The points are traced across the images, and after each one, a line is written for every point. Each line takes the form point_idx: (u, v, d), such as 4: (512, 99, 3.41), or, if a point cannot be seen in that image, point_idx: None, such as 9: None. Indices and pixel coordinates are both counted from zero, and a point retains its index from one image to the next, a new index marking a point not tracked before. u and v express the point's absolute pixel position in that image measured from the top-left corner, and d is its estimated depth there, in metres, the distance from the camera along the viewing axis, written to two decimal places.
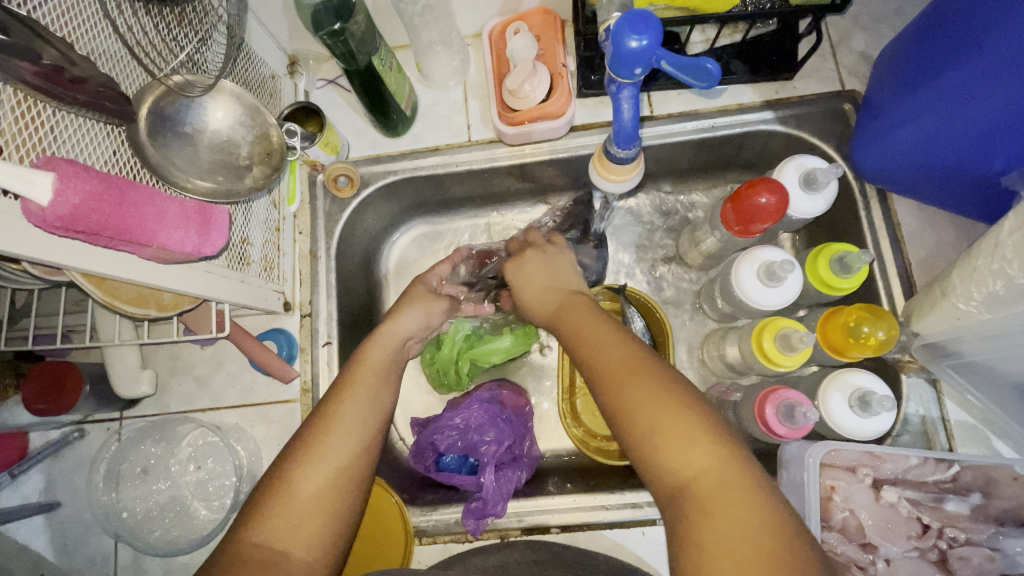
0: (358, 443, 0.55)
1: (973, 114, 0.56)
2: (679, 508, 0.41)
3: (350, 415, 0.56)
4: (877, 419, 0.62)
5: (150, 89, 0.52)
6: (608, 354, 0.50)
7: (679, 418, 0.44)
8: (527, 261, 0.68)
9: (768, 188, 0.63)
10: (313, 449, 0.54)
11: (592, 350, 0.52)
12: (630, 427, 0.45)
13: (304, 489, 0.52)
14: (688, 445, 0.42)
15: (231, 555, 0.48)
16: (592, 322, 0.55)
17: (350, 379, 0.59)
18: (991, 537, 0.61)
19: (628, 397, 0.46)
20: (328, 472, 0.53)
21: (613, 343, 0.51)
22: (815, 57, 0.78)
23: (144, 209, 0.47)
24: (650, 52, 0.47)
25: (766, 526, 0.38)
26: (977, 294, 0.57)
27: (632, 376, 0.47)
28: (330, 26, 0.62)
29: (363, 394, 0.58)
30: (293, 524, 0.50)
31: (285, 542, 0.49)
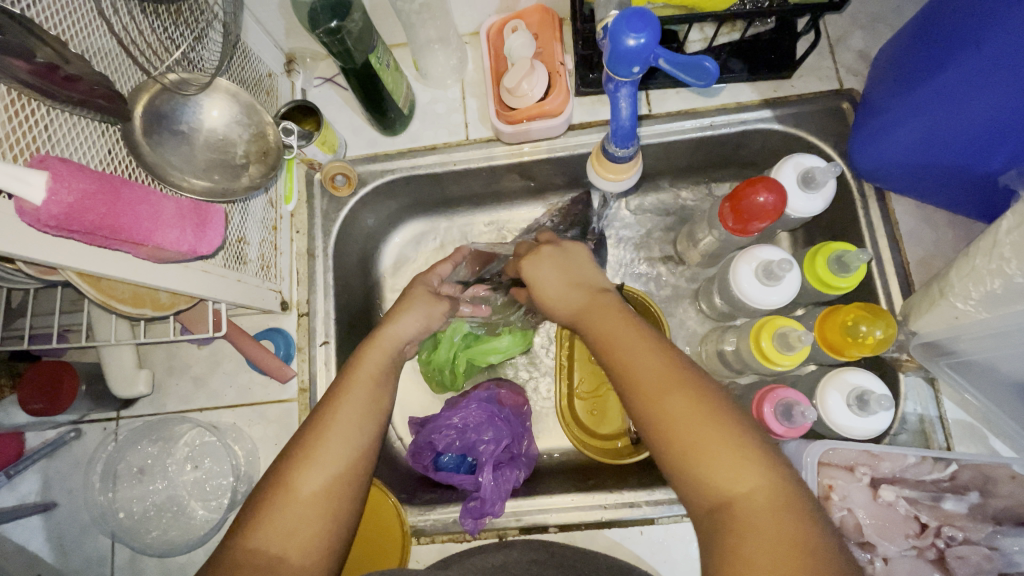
0: (355, 446, 0.57)
1: (973, 113, 0.56)
2: (718, 524, 0.42)
3: (347, 419, 0.57)
4: (874, 418, 0.62)
5: (145, 87, 0.52)
6: (644, 366, 0.51)
7: (722, 434, 0.45)
8: (546, 257, 0.67)
9: (766, 187, 0.63)
10: (309, 453, 0.55)
11: (627, 359, 0.52)
12: (671, 443, 0.46)
13: (301, 492, 0.53)
14: (731, 465, 0.43)
15: (229, 560, 0.49)
16: (624, 329, 0.55)
17: (347, 382, 0.60)
18: (989, 536, 0.61)
19: (669, 414, 0.47)
20: (325, 475, 0.54)
21: (648, 353, 0.51)
22: (813, 56, 0.78)
23: (139, 208, 0.47)
24: (649, 51, 0.46)
25: (806, 544, 0.39)
26: (975, 293, 0.57)
27: (672, 391, 0.48)
28: (327, 24, 0.61)
29: (359, 397, 0.59)
30: (289, 527, 0.51)
31: (283, 546, 0.50)
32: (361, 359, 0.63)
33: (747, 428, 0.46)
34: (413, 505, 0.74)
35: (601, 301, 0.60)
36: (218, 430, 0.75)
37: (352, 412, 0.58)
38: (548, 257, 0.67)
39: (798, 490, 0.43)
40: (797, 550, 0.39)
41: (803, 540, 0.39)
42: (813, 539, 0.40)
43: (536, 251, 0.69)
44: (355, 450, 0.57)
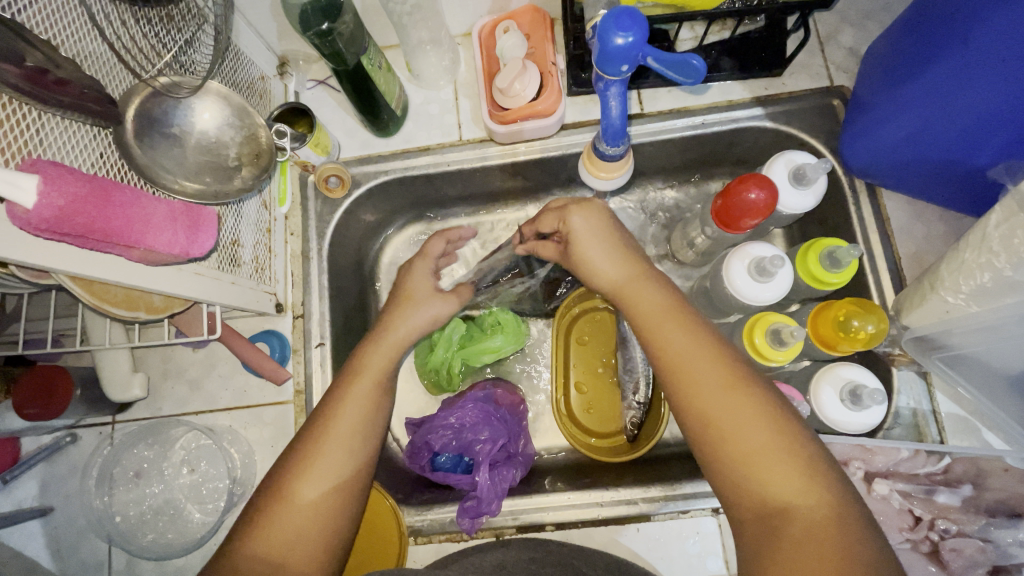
0: (354, 450, 0.57)
1: (961, 108, 0.56)
2: (768, 529, 0.43)
3: (348, 420, 0.58)
4: (868, 413, 0.62)
5: (136, 90, 0.52)
6: (705, 364, 0.50)
7: (781, 443, 0.45)
8: (587, 235, 0.64)
9: (757, 184, 0.63)
10: (307, 460, 0.55)
11: (685, 354, 0.52)
12: (729, 446, 0.47)
13: (298, 498, 0.53)
14: (791, 474, 0.44)
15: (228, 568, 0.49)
16: (681, 323, 0.54)
17: (347, 386, 0.60)
18: (982, 528, 0.61)
19: (732, 417, 0.47)
20: (322, 481, 0.54)
21: (708, 352, 0.51)
22: (804, 54, 0.78)
23: (130, 211, 0.47)
24: (637, 49, 0.46)
25: (859, 557, 0.39)
26: (965, 286, 0.57)
27: (735, 394, 0.48)
28: (319, 26, 0.61)
29: (357, 401, 0.59)
30: (287, 534, 0.51)
31: (281, 555, 0.50)
32: (361, 364, 0.62)
33: (807, 439, 0.46)
34: (410, 505, 0.74)
35: (654, 289, 0.59)
36: (214, 433, 0.75)
37: (351, 416, 0.58)
38: (587, 231, 0.64)
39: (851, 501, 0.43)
40: (851, 561, 0.39)
41: (858, 553, 0.40)
42: (866, 552, 0.40)
43: (579, 202, 0.66)
44: (354, 455, 0.57)
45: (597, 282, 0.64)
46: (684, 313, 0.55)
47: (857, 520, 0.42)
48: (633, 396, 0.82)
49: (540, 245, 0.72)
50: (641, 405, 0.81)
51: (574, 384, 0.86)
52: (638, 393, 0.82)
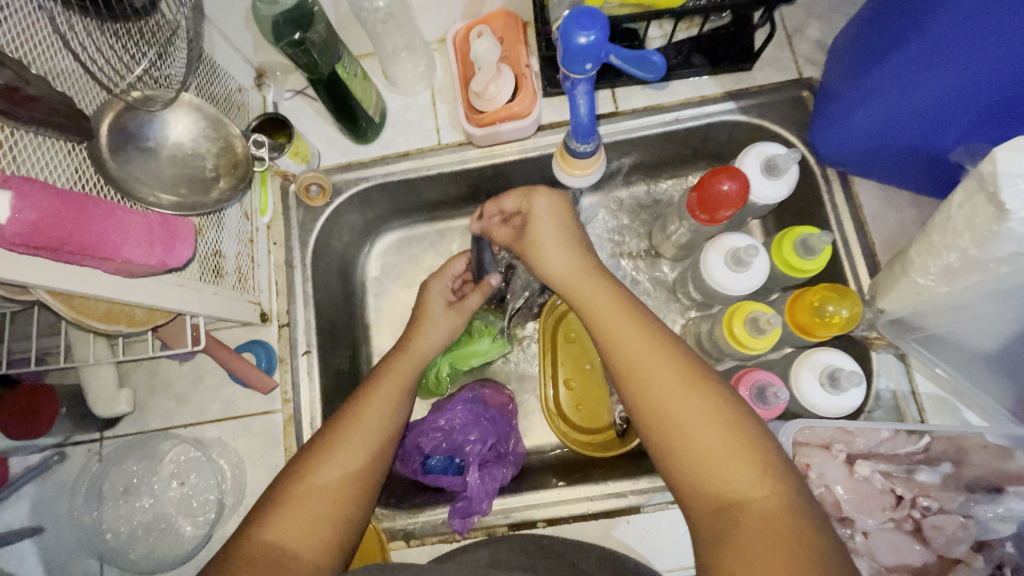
0: (376, 444, 0.59)
1: (926, 92, 0.58)
2: (725, 526, 0.44)
3: (371, 417, 0.60)
4: (847, 396, 0.63)
5: (109, 105, 0.53)
6: (657, 364, 0.52)
7: (732, 439, 0.47)
8: (543, 231, 0.67)
9: (729, 175, 0.65)
10: (331, 450, 0.57)
11: (637, 356, 0.53)
12: (684, 443, 0.48)
13: (319, 489, 0.54)
14: (743, 470, 0.45)
15: (242, 556, 0.49)
16: (633, 323, 0.56)
17: (371, 387, 0.63)
18: (963, 505, 0.62)
19: (685, 415, 0.49)
20: (343, 474, 0.56)
21: (659, 351, 0.53)
22: (772, 47, 0.80)
23: (104, 224, 0.48)
24: (599, 48, 0.47)
25: (812, 546, 0.40)
26: (933, 268, 0.59)
27: (687, 393, 0.50)
28: (291, 35, 0.63)
29: (381, 399, 0.62)
30: (303, 523, 0.52)
31: (295, 545, 0.51)
32: (386, 369, 0.67)
33: (759, 432, 0.48)
34: (399, 509, 0.74)
35: (604, 290, 0.60)
36: (203, 445, 0.75)
37: (375, 413, 0.61)
38: (543, 225, 0.67)
39: (804, 495, 0.45)
40: (804, 550, 0.40)
41: (811, 542, 0.41)
42: (818, 541, 0.41)
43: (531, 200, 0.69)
44: (377, 452, 0.59)
45: (553, 281, 0.65)
46: (636, 314, 0.57)
47: (811, 508, 0.43)
48: None
49: (496, 226, 0.74)
50: None
51: (563, 382, 0.86)
52: None
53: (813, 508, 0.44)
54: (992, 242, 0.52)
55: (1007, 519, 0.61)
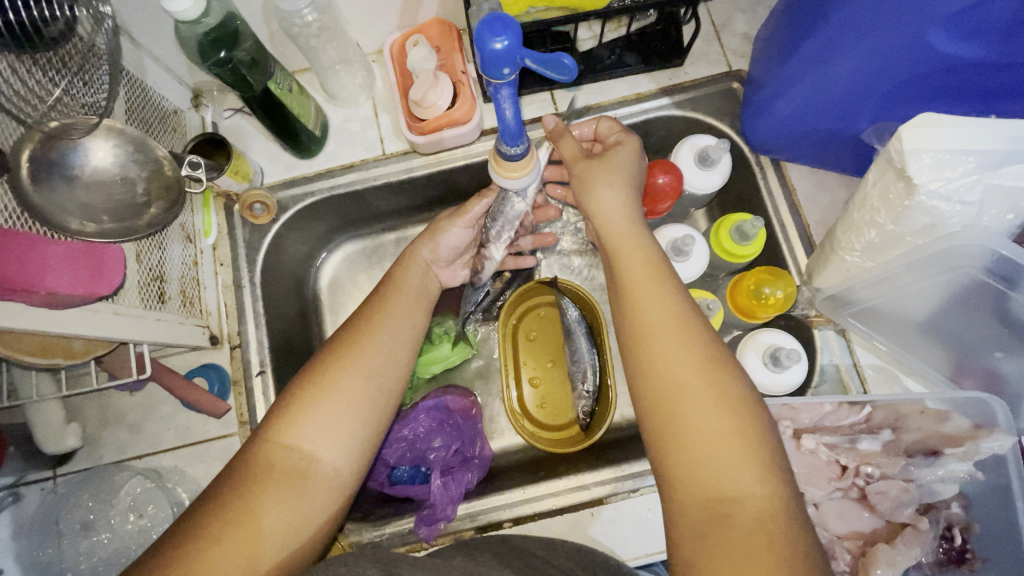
0: (389, 358, 0.60)
1: (839, 76, 0.60)
2: (714, 512, 0.45)
3: (384, 333, 0.61)
4: (790, 373, 0.67)
5: (27, 138, 0.53)
6: (684, 339, 0.51)
7: (739, 436, 0.47)
8: (607, 169, 0.65)
9: (663, 169, 0.69)
10: (344, 359, 0.58)
11: (661, 326, 0.53)
12: (689, 426, 0.48)
13: (336, 397, 0.55)
14: (744, 467, 0.46)
15: (262, 460, 0.52)
16: (662, 292, 0.55)
17: (385, 300, 0.65)
18: (904, 469, 0.65)
19: (698, 398, 0.48)
20: (358, 381, 0.57)
21: (687, 326, 0.52)
22: (701, 42, 0.82)
23: (25, 257, 0.49)
24: (514, 53, 0.48)
25: (796, 549, 0.42)
26: (858, 244, 0.61)
27: (707, 374, 0.49)
28: (216, 56, 0.63)
29: (394, 318, 0.63)
30: (320, 433, 0.54)
31: (317, 447, 0.54)
32: (399, 280, 0.69)
33: (767, 433, 0.48)
34: (364, 522, 0.73)
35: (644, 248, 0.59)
36: (159, 475, 0.73)
37: (389, 329, 0.62)
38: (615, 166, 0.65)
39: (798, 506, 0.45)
40: (789, 552, 0.42)
41: (795, 546, 0.42)
42: (802, 547, 0.43)
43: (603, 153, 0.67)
44: (391, 365, 0.60)
45: (598, 221, 0.63)
46: (670, 280, 0.56)
47: (800, 515, 0.45)
48: (582, 384, 0.82)
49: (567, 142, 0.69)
50: (591, 394, 0.81)
51: (530, 379, 0.87)
52: (587, 382, 0.82)
53: (801, 514, 0.45)
54: (905, 216, 0.55)
55: (947, 481, 0.64)
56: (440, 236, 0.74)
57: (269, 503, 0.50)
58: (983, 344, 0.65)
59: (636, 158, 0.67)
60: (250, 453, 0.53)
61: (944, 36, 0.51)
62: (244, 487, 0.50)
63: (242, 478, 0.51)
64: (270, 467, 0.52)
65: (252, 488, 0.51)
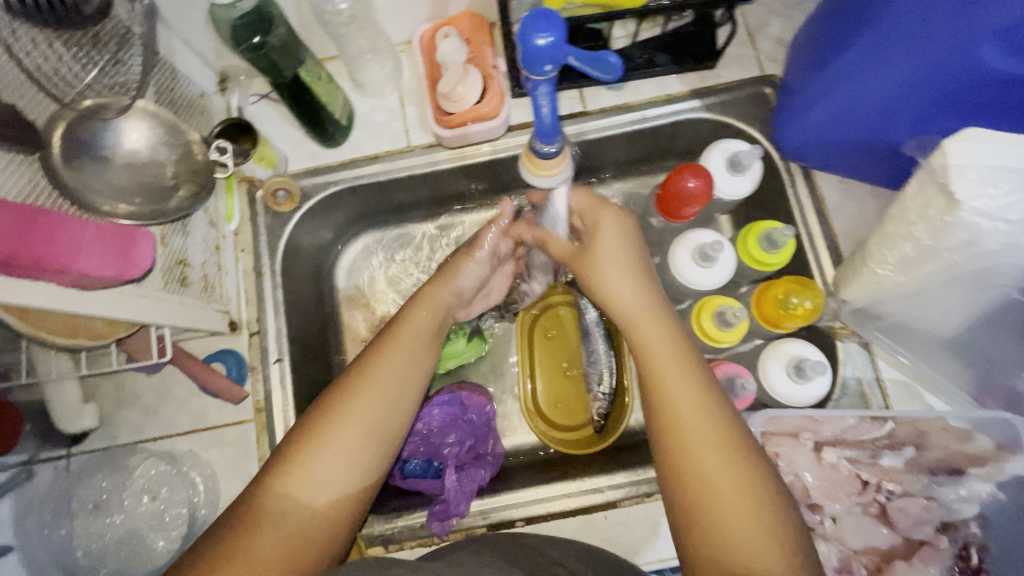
0: (391, 405, 0.58)
1: (879, 87, 0.60)
2: None
3: (387, 370, 0.60)
4: (814, 385, 0.66)
5: (60, 117, 0.53)
6: (710, 430, 0.50)
7: (764, 527, 0.45)
8: (600, 248, 0.65)
9: (693, 173, 0.67)
10: (344, 407, 0.56)
11: (682, 395, 0.52)
12: (712, 514, 0.47)
13: (331, 445, 0.54)
14: (771, 562, 0.44)
15: (256, 505, 0.51)
16: (683, 365, 0.54)
17: (393, 335, 0.63)
18: (926, 487, 0.65)
19: (717, 479, 0.48)
20: (362, 437, 0.56)
21: (707, 400, 0.52)
22: (735, 45, 0.81)
23: (56, 236, 0.49)
24: (558, 49, 0.47)
25: None
26: (891, 258, 0.61)
27: (726, 453, 0.49)
28: (250, 40, 0.62)
29: (401, 357, 0.62)
30: (312, 481, 0.53)
31: (311, 494, 0.52)
32: (406, 317, 0.66)
33: (802, 542, 0.46)
34: (377, 514, 0.73)
35: (663, 318, 0.59)
36: (173, 457, 0.74)
37: (392, 370, 0.60)
38: (609, 250, 0.65)
39: None
40: None
41: None
42: None
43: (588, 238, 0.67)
44: (393, 412, 0.58)
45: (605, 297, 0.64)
46: (690, 353, 0.56)
47: None
48: (598, 387, 0.81)
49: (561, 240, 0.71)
50: (607, 396, 0.80)
51: (541, 368, 0.87)
52: (603, 383, 0.81)
53: None
54: (944, 231, 0.54)
55: (968, 500, 0.63)
56: (458, 276, 0.72)
57: (260, 555, 0.48)
58: (1009, 365, 0.64)
59: (623, 231, 0.66)
60: (245, 498, 0.52)
61: (996, 51, 0.50)
62: (233, 531, 0.49)
63: (235, 519, 0.50)
64: (261, 514, 0.50)
65: (241, 535, 0.49)
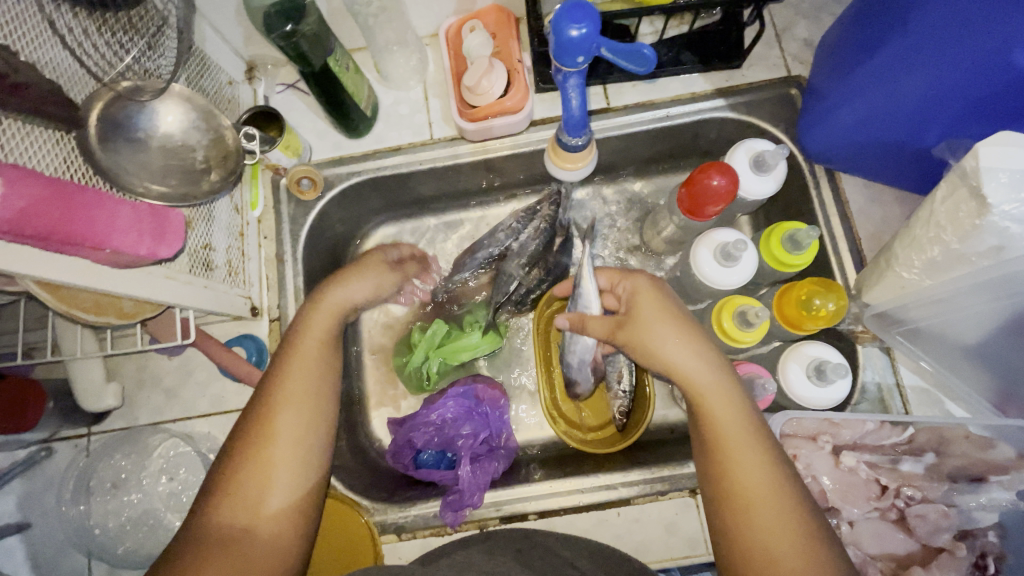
0: (307, 414, 0.58)
1: (909, 88, 0.59)
2: None
3: (296, 380, 0.59)
4: (834, 388, 0.65)
5: (99, 95, 0.54)
6: (785, 521, 0.49)
7: None
8: (651, 316, 0.61)
9: (718, 171, 0.67)
10: (262, 426, 0.55)
11: (751, 479, 0.51)
12: None
13: (257, 463, 0.54)
14: None
15: (198, 533, 0.50)
16: (750, 444, 0.53)
17: (294, 345, 0.62)
18: (946, 494, 0.64)
19: (793, 567, 0.47)
20: (284, 452, 0.55)
21: (778, 483, 0.51)
22: (761, 46, 0.81)
23: (94, 213, 0.49)
24: (590, 40, 0.50)
25: None
26: (917, 262, 0.60)
27: (800, 541, 0.48)
28: (282, 28, 0.63)
29: (308, 364, 0.60)
30: (246, 502, 0.52)
31: (250, 517, 0.51)
32: (306, 325, 0.64)
33: None
34: (390, 503, 0.74)
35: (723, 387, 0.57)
36: (192, 439, 0.74)
37: (301, 379, 0.59)
38: (656, 316, 0.61)
39: None
40: None
41: None
42: None
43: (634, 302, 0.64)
44: (310, 420, 0.58)
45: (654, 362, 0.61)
46: (755, 429, 0.54)
47: None
48: (617, 384, 0.79)
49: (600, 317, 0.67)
50: (627, 393, 0.78)
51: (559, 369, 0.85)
52: (623, 382, 0.79)
53: None
54: (974, 235, 0.54)
55: (988, 508, 0.62)
56: (349, 283, 0.69)
57: None
58: None
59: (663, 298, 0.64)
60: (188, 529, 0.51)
61: None
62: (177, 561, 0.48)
63: (181, 549, 0.49)
64: (202, 545, 0.49)
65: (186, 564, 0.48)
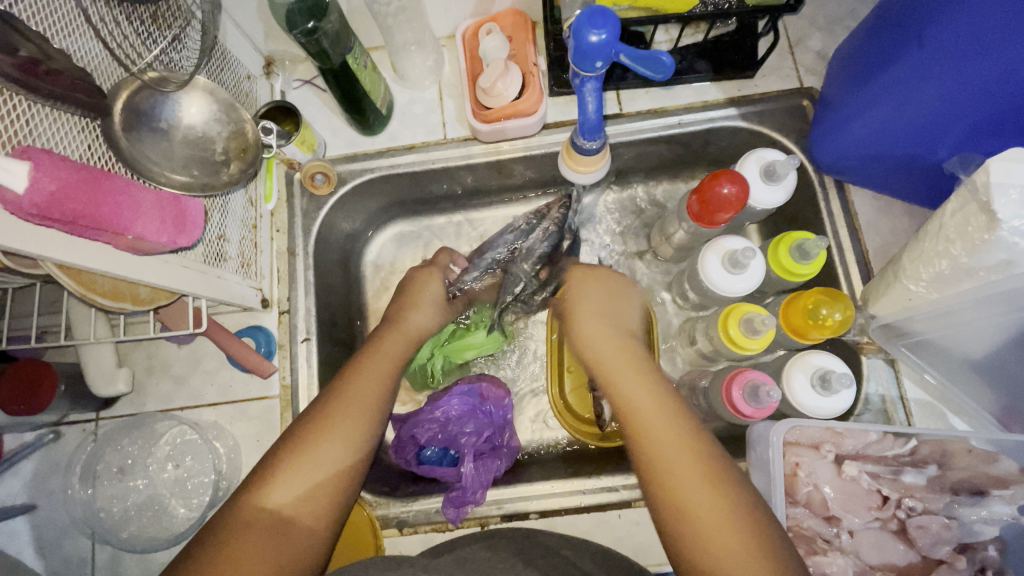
0: (368, 419, 0.60)
1: (923, 102, 0.59)
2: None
3: (364, 387, 0.62)
4: (838, 397, 0.66)
5: (126, 84, 0.55)
6: (672, 434, 0.54)
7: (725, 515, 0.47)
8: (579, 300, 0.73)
9: (729, 179, 0.68)
10: (324, 424, 0.57)
11: (641, 407, 0.57)
12: (682, 511, 0.49)
13: (310, 457, 0.54)
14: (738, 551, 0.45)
15: (239, 516, 0.50)
16: (643, 383, 0.59)
17: (366, 359, 0.65)
18: (947, 506, 0.64)
19: (679, 473, 0.51)
20: (337, 448, 0.56)
21: (668, 408, 0.56)
22: (775, 56, 0.81)
23: (120, 199, 0.50)
24: (610, 46, 0.51)
25: None
26: (925, 275, 0.61)
27: (688, 451, 0.52)
28: (304, 24, 0.64)
29: (375, 376, 0.63)
30: (293, 492, 0.52)
31: (297, 509, 0.52)
32: (382, 345, 0.68)
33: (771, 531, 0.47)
34: (393, 497, 0.74)
35: (621, 347, 0.65)
36: (199, 428, 0.75)
37: (366, 387, 0.62)
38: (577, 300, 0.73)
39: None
40: None
41: None
42: None
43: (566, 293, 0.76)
44: (370, 426, 0.60)
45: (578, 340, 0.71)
46: (649, 373, 0.61)
47: None
48: None
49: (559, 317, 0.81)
50: None
51: (569, 369, 0.85)
52: None
53: None
54: (983, 250, 0.54)
55: (989, 522, 0.63)
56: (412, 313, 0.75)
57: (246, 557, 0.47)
58: None
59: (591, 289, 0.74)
60: (226, 514, 0.51)
61: None
62: (219, 543, 0.48)
63: (224, 529, 0.49)
64: (246, 529, 0.49)
65: (228, 542, 0.48)
